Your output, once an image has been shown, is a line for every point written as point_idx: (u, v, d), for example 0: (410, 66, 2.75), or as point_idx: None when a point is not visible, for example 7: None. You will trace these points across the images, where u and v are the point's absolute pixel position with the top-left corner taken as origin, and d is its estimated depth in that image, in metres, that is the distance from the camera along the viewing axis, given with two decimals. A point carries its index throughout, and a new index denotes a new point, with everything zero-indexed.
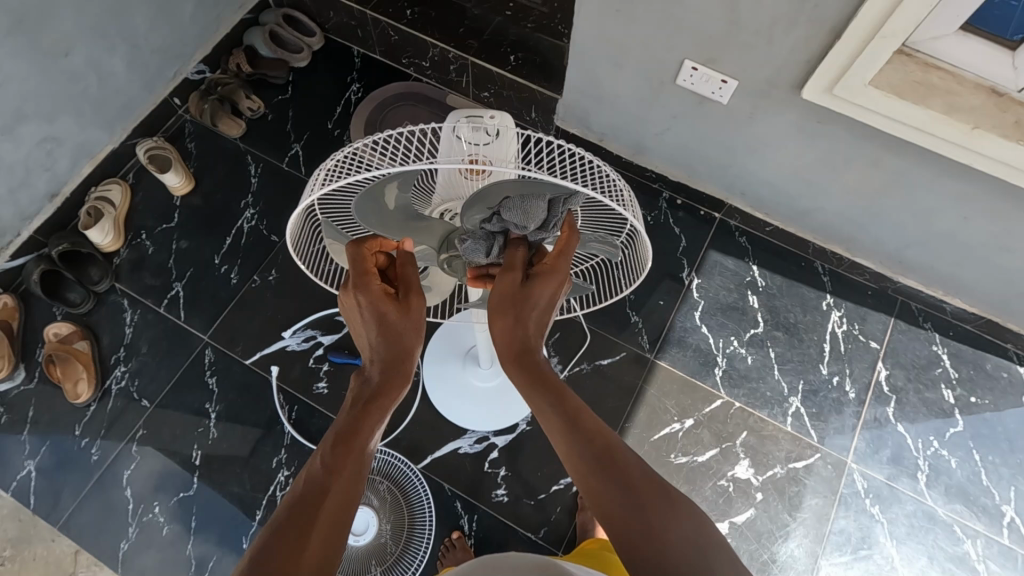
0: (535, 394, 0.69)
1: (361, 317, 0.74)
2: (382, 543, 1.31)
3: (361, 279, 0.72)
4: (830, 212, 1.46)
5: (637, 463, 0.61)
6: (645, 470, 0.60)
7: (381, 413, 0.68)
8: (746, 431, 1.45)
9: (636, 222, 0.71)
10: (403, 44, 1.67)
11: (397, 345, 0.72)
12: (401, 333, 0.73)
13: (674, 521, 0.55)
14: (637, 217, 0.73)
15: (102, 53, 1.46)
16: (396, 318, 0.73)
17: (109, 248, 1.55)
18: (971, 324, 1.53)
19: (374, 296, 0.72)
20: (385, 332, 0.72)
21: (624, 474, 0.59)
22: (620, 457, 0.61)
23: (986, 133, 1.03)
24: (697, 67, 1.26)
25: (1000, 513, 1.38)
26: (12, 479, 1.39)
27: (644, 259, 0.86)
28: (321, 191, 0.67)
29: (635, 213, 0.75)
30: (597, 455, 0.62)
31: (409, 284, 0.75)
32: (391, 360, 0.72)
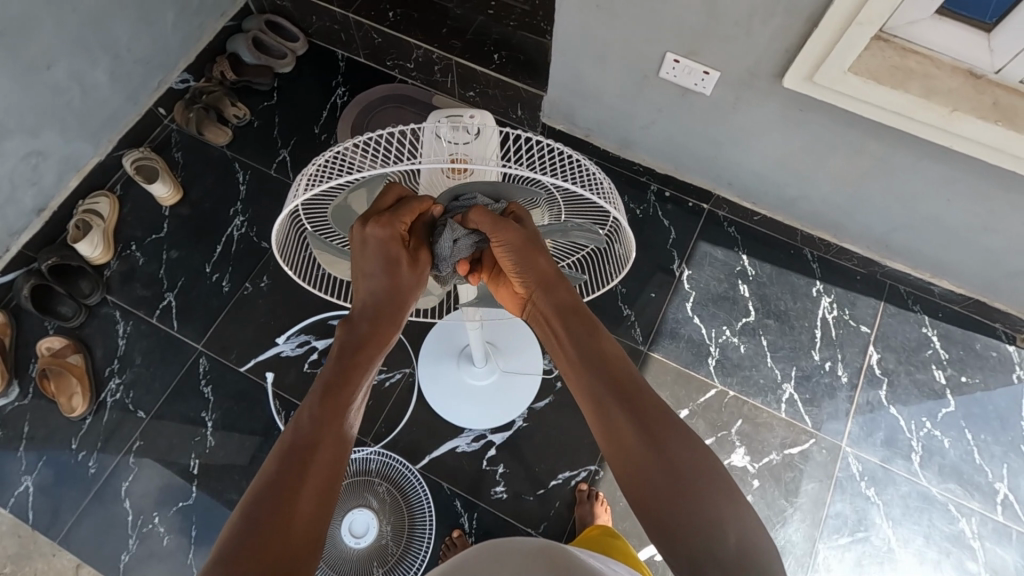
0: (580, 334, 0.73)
1: (370, 259, 0.74)
2: (383, 544, 1.31)
3: (396, 233, 0.73)
4: (816, 199, 1.47)
5: (670, 426, 0.64)
6: (677, 430, 0.64)
7: (369, 365, 0.71)
8: (740, 419, 1.46)
9: (617, 214, 0.72)
10: (386, 47, 1.67)
11: (398, 302, 0.76)
12: (406, 284, 0.76)
13: (702, 484, 0.60)
14: (619, 209, 0.75)
15: (84, 65, 1.45)
16: (406, 275, 0.75)
17: (99, 261, 1.55)
18: (960, 305, 1.54)
19: (391, 246, 0.73)
20: (393, 282, 0.75)
21: (655, 430, 0.64)
22: (653, 414, 0.65)
23: (964, 116, 1.04)
24: (679, 60, 1.26)
25: (994, 490, 1.39)
26: (10, 496, 1.38)
27: (629, 252, 0.87)
28: (302, 196, 0.67)
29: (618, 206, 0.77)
30: (632, 407, 0.66)
31: (423, 242, 0.78)
32: (388, 316, 0.75)
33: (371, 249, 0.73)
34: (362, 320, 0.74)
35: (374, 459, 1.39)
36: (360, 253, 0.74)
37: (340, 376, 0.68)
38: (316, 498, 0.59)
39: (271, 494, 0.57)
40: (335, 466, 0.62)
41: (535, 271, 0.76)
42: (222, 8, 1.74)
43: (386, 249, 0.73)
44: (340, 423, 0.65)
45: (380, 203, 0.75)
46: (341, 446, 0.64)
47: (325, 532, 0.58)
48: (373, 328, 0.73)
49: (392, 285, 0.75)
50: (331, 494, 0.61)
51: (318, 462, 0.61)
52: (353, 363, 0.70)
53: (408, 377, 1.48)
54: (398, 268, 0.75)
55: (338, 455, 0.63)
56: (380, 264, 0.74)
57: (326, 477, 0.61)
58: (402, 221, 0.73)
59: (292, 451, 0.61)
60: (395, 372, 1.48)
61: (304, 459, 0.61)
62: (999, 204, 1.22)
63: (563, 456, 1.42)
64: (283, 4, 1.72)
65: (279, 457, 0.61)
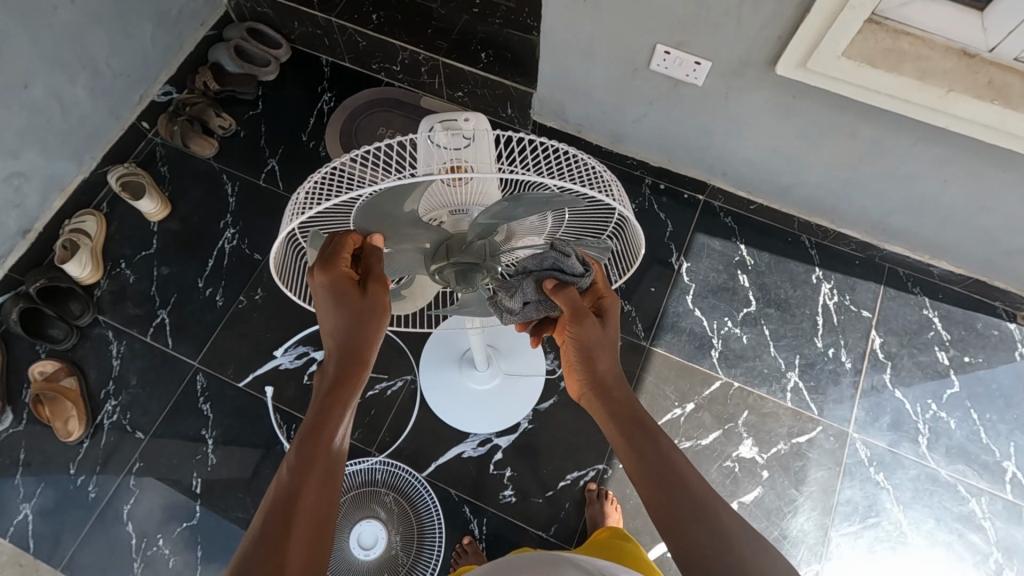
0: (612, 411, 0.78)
1: (324, 298, 0.73)
2: (393, 554, 1.30)
3: (337, 272, 0.71)
4: (812, 185, 1.46)
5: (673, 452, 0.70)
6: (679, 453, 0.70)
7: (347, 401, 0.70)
8: (746, 410, 1.45)
9: (626, 210, 0.71)
10: (371, 50, 1.64)
11: (366, 342, 0.73)
12: (365, 314, 0.73)
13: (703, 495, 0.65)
14: (626, 206, 0.73)
15: (63, 82, 1.42)
16: (361, 306, 0.73)
17: (89, 280, 1.51)
18: (959, 285, 1.54)
19: (340, 278, 0.71)
20: (349, 315, 0.73)
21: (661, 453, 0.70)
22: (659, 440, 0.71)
23: (960, 96, 1.03)
24: (669, 51, 1.25)
25: (1002, 469, 1.39)
26: (9, 525, 1.36)
27: (638, 247, 0.86)
28: (302, 217, 0.65)
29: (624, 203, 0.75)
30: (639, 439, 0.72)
31: (381, 276, 0.74)
32: (356, 357, 0.73)
33: (324, 298, 0.73)
34: (332, 364, 0.73)
35: (380, 469, 1.37)
36: (323, 304, 0.74)
37: (319, 418, 0.67)
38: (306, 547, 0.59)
39: (264, 540, 0.57)
40: (322, 511, 0.63)
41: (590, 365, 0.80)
42: (201, 17, 1.71)
43: (333, 284, 0.72)
44: (322, 467, 0.64)
45: (324, 248, 0.74)
46: (326, 483, 0.64)
47: None
48: (342, 370, 0.72)
49: (353, 325, 0.73)
50: (321, 542, 0.61)
51: (302, 506, 0.61)
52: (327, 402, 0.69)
53: (410, 384, 1.46)
54: (348, 298, 0.72)
55: (322, 499, 0.63)
56: (338, 310, 0.73)
57: (312, 527, 0.61)
58: (341, 261, 0.72)
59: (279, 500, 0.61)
60: (396, 380, 1.46)
61: (289, 509, 0.60)
62: (996, 183, 1.21)
63: (571, 457, 1.40)
64: (263, 10, 1.69)
65: (268, 515, 0.59)
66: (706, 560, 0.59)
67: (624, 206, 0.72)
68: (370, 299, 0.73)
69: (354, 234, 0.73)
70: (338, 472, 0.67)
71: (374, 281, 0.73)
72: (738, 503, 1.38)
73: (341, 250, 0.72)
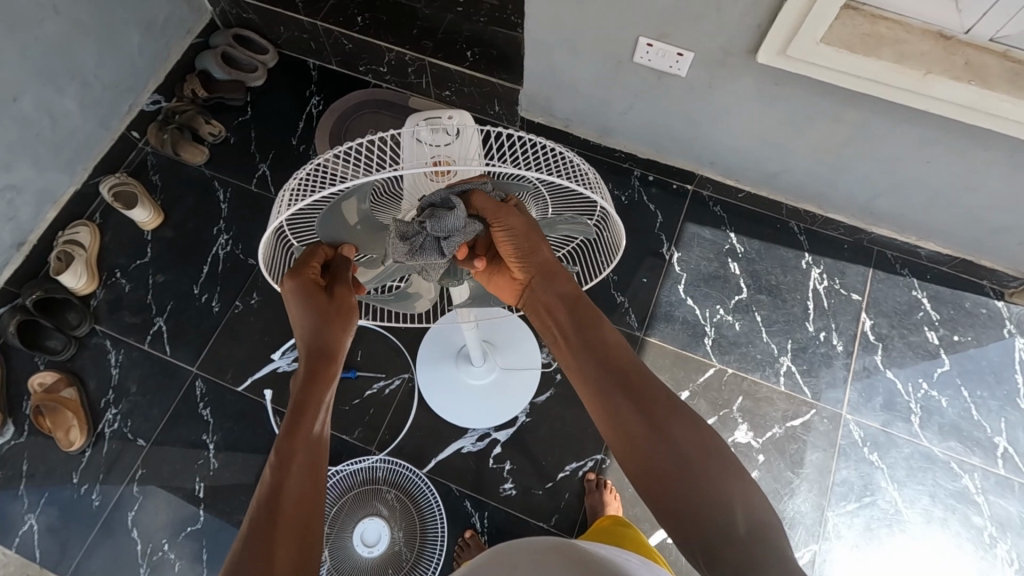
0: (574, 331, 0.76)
1: (294, 307, 0.75)
2: (396, 550, 1.31)
3: (303, 275, 0.74)
4: (798, 171, 1.48)
5: (656, 395, 0.69)
6: (664, 396, 0.69)
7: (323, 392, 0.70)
8: (741, 395, 1.47)
9: (604, 202, 0.72)
10: (358, 52, 1.65)
11: (336, 339, 0.74)
12: (334, 320, 0.74)
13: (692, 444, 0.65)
14: (606, 198, 0.75)
15: (52, 94, 1.43)
16: (332, 312, 0.75)
17: (85, 291, 1.52)
18: (947, 266, 1.56)
19: (308, 282, 0.74)
20: (320, 320, 0.74)
21: (646, 403, 0.68)
22: (642, 387, 0.70)
23: (938, 78, 1.05)
24: (652, 43, 1.26)
25: (994, 445, 1.41)
26: (15, 536, 1.37)
27: (619, 238, 0.88)
28: (288, 211, 0.66)
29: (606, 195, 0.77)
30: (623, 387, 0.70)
31: (346, 280, 0.76)
32: (326, 355, 0.73)
33: (294, 305, 0.75)
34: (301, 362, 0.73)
35: (380, 467, 1.38)
36: (289, 308, 0.76)
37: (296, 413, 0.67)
38: (297, 545, 0.59)
39: (250, 545, 0.57)
40: (304, 503, 0.62)
41: (536, 261, 0.77)
42: (186, 25, 1.72)
43: (303, 291, 0.74)
44: (303, 459, 0.64)
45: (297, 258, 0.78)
46: (309, 475, 0.64)
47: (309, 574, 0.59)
48: (312, 365, 0.72)
49: (321, 323, 0.74)
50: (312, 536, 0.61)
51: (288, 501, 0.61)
52: (300, 402, 0.68)
53: (408, 382, 1.47)
54: (319, 301, 0.74)
55: (304, 493, 0.63)
56: (307, 312, 0.74)
57: (302, 523, 0.61)
58: (309, 265, 0.75)
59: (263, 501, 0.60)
60: (394, 378, 1.48)
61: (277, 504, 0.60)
62: (979, 163, 1.23)
63: (570, 449, 1.42)
64: (249, 16, 1.70)
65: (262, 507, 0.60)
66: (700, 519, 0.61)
67: (604, 199, 0.73)
68: (338, 302, 0.75)
69: (324, 246, 0.78)
70: (320, 463, 0.66)
71: (340, 286, 0.76)
72: None
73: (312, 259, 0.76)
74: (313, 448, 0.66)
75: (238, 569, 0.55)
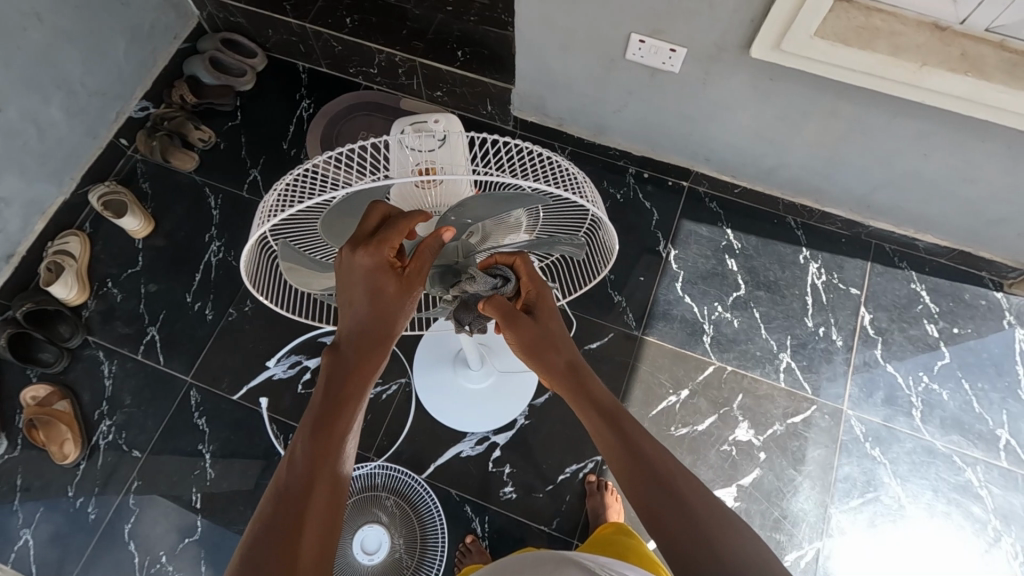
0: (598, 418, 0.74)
1: (356, 281, 0.69)
2: (397, 558, 1.30)
3: (382, 255, 0.67)
4: (795, 166, 1.46)
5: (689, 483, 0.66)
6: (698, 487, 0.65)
7: (361, 393, 0.69)
8: (741, 393, 1.46)
9: (596, 210, 0.70)
10: (348, 54, 1.64)
11: (391, 327, 0.72)
12: (393, 307, 0.70)
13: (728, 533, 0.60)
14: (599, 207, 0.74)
15: (37, 104, 1.41)
16: (393, 299, 0.70)
17: (76, 301, 1.50)
18: (946, 258, 1.55)
19: (378, 263, 0.68)
20: (376, 302, 0.70)
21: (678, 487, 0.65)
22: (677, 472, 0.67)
23: (933, 70, 1.04)
24: (644, 40, 1.25)
25: (996, 437, 1.41)
26: (11, 551, 1.35)
27: (612, 247, 0.87)
28: (268, 224, 0.64)
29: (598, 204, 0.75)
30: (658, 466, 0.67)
31: (424, 263, 0.71)
32: (376, 344, 0.71)
33: (356, 277, 0.69)
34: (345, 345, 0.71)
35: (378, 474, 1.37)
36: (351, 277, 0.70)
37: (332, 407, 0.66)
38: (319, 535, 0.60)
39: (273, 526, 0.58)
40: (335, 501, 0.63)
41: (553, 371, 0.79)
42: (173, 30, 1.70)
43: (369, 275, 0.69)
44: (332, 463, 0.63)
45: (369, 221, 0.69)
46: (340, 473, 0.64)
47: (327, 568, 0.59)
48: (359, 354, 0.70)
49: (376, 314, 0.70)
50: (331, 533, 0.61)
51: (316, 494, 0.61)
52: (343, 396, 0.67)
53: (405, 387, 1.46)
54: (382, 291, 0.70)
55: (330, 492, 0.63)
56: (368, 292, 0.70)
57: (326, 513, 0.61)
58: (389, 245, 0.67)
59: (288, 491, 0.61)
60: (391, 383, 1.46)
61: (301, 495, 0.60)
62: (976, 155, 1.22)
63: (570, 451, 1.41)
64: (237, 20, 1.68)
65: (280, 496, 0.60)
66: None
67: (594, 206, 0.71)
68: (406, 289, 0.70)
69: (416, 215, 0.69)
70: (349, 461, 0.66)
71: (411, 267, 0.70)
72: (737, 486, 1.39)
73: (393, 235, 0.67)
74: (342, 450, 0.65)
75: (259, 549, 0.56)
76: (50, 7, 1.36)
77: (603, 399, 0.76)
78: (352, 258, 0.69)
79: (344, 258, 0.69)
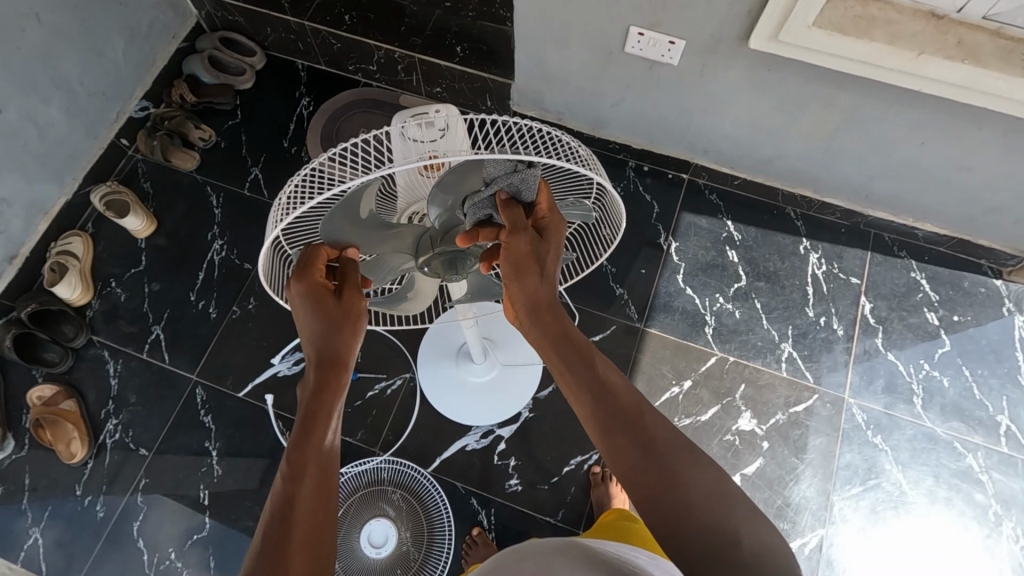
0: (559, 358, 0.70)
1: (301, 313, 0.73)
2: (404, 550, 1.31)
3: (311, 280, 0.72)
4: (794, 157, 1.47)
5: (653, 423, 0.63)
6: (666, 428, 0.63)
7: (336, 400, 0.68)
8: (743, 383, 1.47)
9: (600, 177, 0.70)
10: (346, 51, 1.64)
11: (344, 345, 0.71)
12: (339, 321, 0.72)
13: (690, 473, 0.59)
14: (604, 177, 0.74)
15: (37, 105, 1.41)
16: (338, 313, 0.72)
17: (79, 301, 1.51)
18: (944, 246, 1.56)
19: (312, 285, 0.72)
20: (324, 317, 0.71)
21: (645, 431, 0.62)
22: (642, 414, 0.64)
23: (931, 58, 1.05)
24: (643, 33, 1.25)
25: (996, 423, 1.42)
26: (20, 550, 1.36)
27: (619, 221, 0.88)
28: (282, 223, 0.65)
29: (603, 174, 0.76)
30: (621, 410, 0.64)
31: (355, 284, 0.75)
32: (335, 360, 0.70)
33: (300, 306, 0.73)
34: (310, 370, 0.70)
35: (384, 467, 1.38)
36: (297, 315, 0.73)
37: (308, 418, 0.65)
38: (310, 547, 0.58)
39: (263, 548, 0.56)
40: (318, 516, 0.60)
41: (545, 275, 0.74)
42: (171, 30, 1.70)
43: (310, 298, 0.72)
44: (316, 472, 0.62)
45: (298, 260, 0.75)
46: (322, 488, 0.62)
47: None
48: (322, 374, 0.69)
49: (331, 329, 0.71)
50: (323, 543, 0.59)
51: (300, 507, 0.59)
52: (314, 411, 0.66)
53: (409, 382, 1.47)
54: (326, 306, 0.72)
55: (316, 505, 0.61)
56: (314, 314, 0.72)
57: (311, 525, 0.59)
58: (314, 268, 0.73)
59: (276, 515, 0.58)
60: (395, 378, 1.47)
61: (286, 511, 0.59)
62: (974, 142, 1.23)
63: (573, 442, 1.42)
64: (235, 19, 1.68)
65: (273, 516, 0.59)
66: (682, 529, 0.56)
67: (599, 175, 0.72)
68: (347, 307, 0.73)
69: (325, 246, 0.76)
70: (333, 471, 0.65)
71: (349, 289, 0.74)
72: (741, 476, 1.40)
73: (316, 262, 0.73)
74: (323, 460, 0.63)
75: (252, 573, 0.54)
76: (48, 7, 1.36)
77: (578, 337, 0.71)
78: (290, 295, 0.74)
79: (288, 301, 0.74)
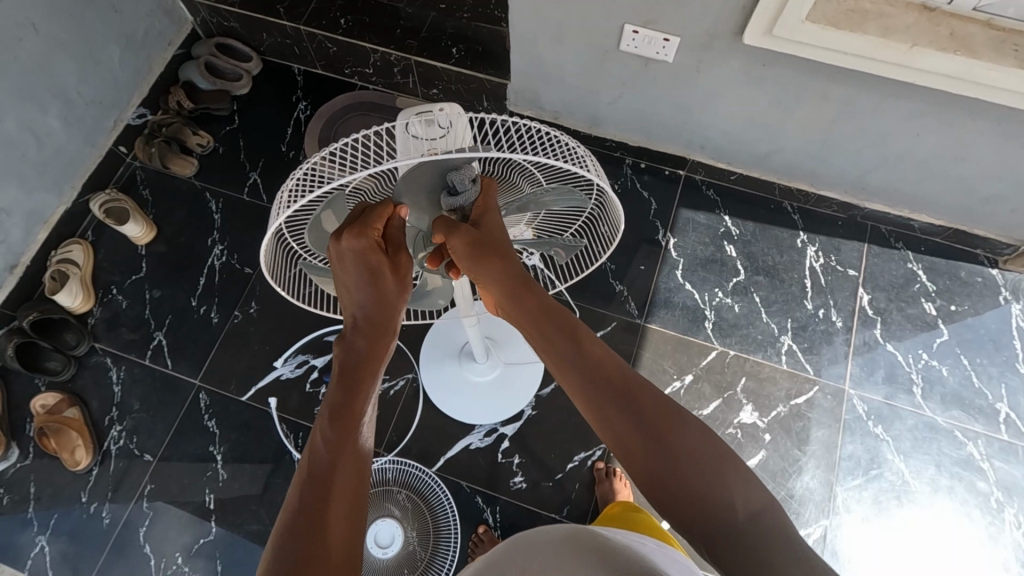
0: (559, 342, 0.74)
1: (351, 271, 0.74)
2: (410, 550, 1.31)
3: (369, 241, 0.71)
4: (789, 150, 1.48)
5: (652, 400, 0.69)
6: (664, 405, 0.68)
7: (370, 383, 0.71)
8: (744, 376, 1.48)
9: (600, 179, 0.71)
10: (343, 55, 1.65)
11: (385, 317, 0.76)
12: (390, 294, 0.76)
13: (692, 445, 0.65)
14: (603, 178, 0.74)
15: (35, 114, 1.42)
16: (389, 284, 0.75)
17: (81, 309, 1.51)
18: (940, 236, 1.57)
19: (367, 249, 0.71)
20: (375, 289, 0.74)
21: (645, 410, 0.68)
22: (641, 397, 0.69)
23: (923, 50, 1.06)
24: (638, 30, 1.26)
25: (996, 411, 1.43)
26: (26, 559, 1.36)
27: (617, 221, 0.88)
28: (289, 211, 0.66)
29: (602, 176, 0.75)
30: (622, 395, 0.69)
31: (403, 246, 0.76)
32: (377, 329, 0.76)
33: (350, 262, 0.73)
34: (355, 336, 0.75)
35: (389, 468, 1.38)
36: (343, 267, 0.74)
37: (343, 399, 0.68)
38: (348, 515, 0.61)
39: (302, 519, 0.58)
40: (358, 483, 0.63)
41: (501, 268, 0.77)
42: (167, 37, 1.71)
43: (365, 259, 0.72)
44: (353, 447, 0.65)
45: (354, 214, 0.74)
46: (357, 463, 0.65)
47: (358, 554, 0.60)
48: (370, 341, 0.75)
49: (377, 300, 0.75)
50: (359, 506, 0.62)
51: (337, 474, 0.62)
52: (355, 380, 0.71)
53: (412, 382, 1.47)
54: (380, 278, 0.74)
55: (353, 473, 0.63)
56: (363, 279, 0.74)
57: (352, 494, 0.62)
58: (375, 228, 0.71)
59: (313, 477, 0.61)
60: (398, 379, 1.48)
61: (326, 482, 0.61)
62: (968, 132, 1.24)
63: (577, 439, 1.42)
64: (230, 24, 1.69)
65: (301, 489, 0.61)
66: (694, 500, 0.62)
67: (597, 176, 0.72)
68: (394, 269, 0.75)
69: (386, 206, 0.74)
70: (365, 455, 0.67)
71: (395, 253, 0.75)
72: None
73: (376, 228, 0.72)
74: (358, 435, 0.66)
75: (291, 547, 0.56)
76: (45, 16, 1.37)
77: (569, 324, 0.75)
78: (341, 246, 0.72)
79: (332, 253, 0.73)
